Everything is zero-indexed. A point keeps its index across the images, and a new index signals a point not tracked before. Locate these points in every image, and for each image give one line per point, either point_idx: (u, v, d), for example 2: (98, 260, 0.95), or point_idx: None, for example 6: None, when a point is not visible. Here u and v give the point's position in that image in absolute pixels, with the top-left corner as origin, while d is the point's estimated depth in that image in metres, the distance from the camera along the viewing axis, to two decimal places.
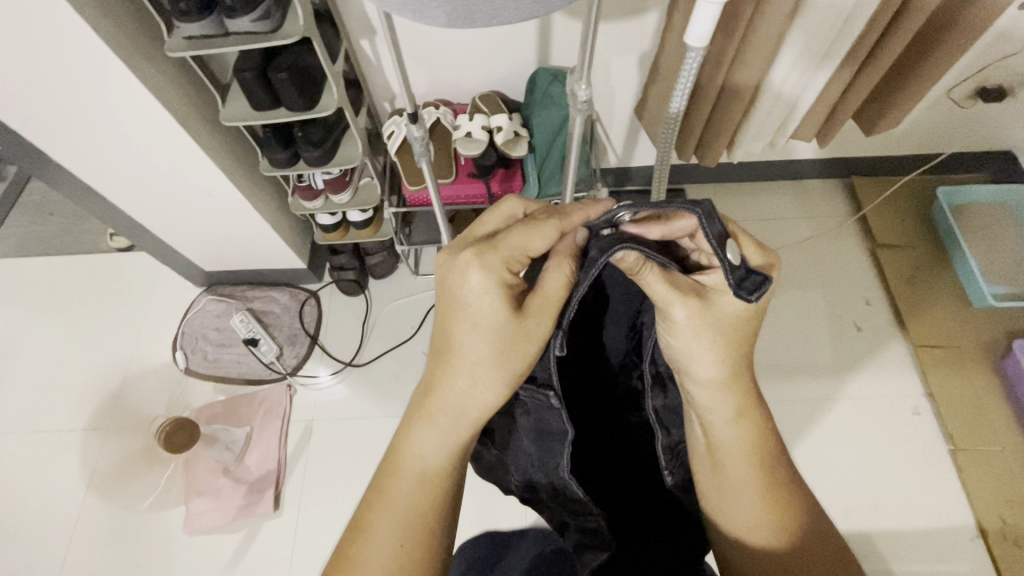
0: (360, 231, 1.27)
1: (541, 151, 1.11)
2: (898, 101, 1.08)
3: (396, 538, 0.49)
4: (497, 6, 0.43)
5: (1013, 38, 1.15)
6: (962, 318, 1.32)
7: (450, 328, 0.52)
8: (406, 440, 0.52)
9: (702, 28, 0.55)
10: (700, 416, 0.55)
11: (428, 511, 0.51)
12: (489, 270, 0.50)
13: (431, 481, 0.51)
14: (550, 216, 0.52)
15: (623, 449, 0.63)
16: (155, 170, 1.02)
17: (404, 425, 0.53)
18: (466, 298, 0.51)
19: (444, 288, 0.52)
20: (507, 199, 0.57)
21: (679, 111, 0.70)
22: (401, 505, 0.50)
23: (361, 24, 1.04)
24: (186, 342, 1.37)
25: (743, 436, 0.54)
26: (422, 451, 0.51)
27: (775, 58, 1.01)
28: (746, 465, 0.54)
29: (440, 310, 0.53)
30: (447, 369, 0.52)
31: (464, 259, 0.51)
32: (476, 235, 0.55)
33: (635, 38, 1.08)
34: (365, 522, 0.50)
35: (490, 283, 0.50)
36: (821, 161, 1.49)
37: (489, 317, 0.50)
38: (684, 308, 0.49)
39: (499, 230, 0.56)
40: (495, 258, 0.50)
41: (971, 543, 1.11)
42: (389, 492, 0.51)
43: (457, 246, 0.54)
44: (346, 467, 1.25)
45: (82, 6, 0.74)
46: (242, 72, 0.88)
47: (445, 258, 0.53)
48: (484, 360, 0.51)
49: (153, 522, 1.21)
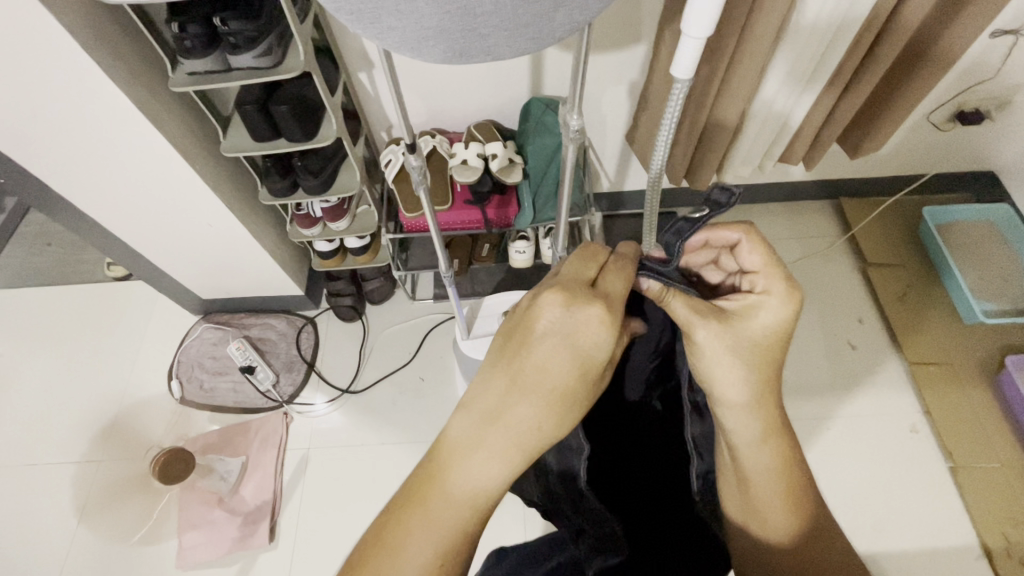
0: (358, 258, 1.29)
1: (535, 178, 1.14)
2: (882, 124, 1.11)
3: (431, 561, 0.43)
4: (492, 43, 0.45)
5: (985, 64, 1.20)
6: (954, 334, 1.34)
7: (547, 366, 0.45)
8: (457, 462, 0.44)
9: (688, 60, 0.56)
10: (728, 436, 0.53)
11: (472, 526, 0.45)
12: (612, 329, 0.47)
13: (481, 507, 0.45)
14: (631, 261, 0.52)
15: (652, 461, 0.64)
16: (156, 200, 1.04)
17: (453, 446, 0.45)
18: (583, 346, 0.46)
19: (550, 329, 0.46)
20: (590, 245, 0.53)
21: (662, 165, 0.65)
22: (443, 521, 0.44)
23: (358, 58, 1.07)
24: (181, 372, 1.37)
25: (773, 456, 0.52)
26: (483, 477, 0.44)
27: (762, 83, 1.04)
28: (772, 486, 0.52)
29: (533, 350, 0.46)
30: (519, 398, 0.45)
31: (592, 309, 0.46)
32: (576, 279, 0.49)
33: (625, 68, 1.12)
34: (388, 533, 0.44)
35: (609, 335, 0.47)
36: (810, 183, 1.53)
37: (592, 362, 0.46)
38: (707, 329, 0.51)
39: (593, 272, 0.50)
40: (616, 310, 0.48)
41: (976, 563, 1.11)
42: (429, 505, 0.44)
43: (568, 289, 0.48)
44: (345, 494, 1.24)
45: (87, 43, 0.76)
46: (244, 104, 0.90)
47: (562, 302, 0.46)
48: (572, 391, 0.46)
49: (146, 555, 1.19)
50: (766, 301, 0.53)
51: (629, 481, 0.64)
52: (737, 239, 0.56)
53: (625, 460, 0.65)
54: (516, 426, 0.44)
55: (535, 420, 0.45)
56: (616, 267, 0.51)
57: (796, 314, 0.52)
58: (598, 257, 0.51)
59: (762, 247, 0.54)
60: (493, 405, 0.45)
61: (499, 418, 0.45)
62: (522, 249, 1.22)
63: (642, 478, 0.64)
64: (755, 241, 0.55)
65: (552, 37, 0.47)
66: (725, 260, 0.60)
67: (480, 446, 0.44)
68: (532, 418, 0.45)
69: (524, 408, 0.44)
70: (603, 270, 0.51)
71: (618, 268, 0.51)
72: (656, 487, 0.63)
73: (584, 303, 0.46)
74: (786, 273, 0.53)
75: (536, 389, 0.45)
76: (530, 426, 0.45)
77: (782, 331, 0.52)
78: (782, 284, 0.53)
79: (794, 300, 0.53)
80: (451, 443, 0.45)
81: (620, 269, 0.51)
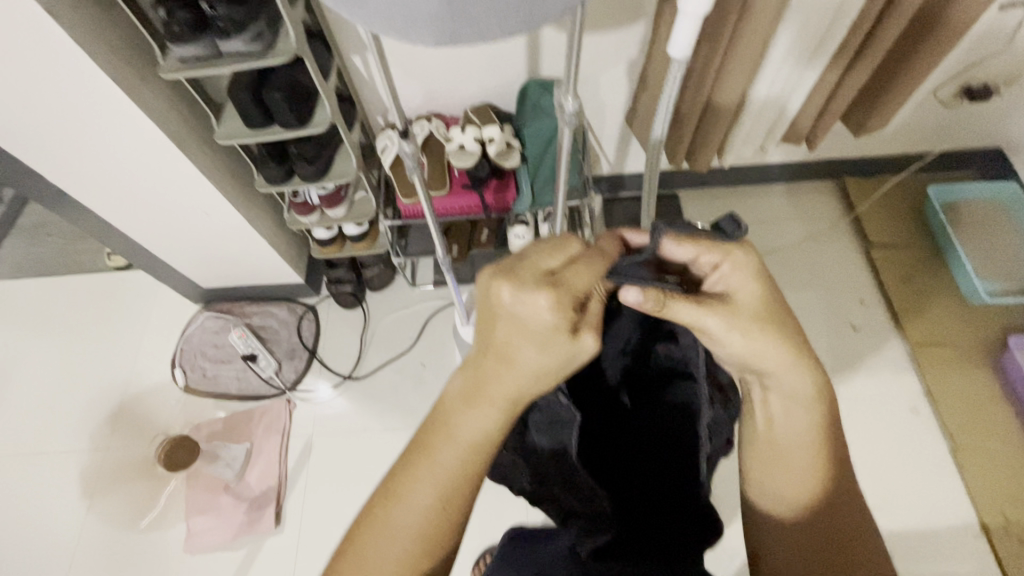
0: (357, 244, 1.27)
1: (534, 162, 1.12)
2: (886, 102, 1.09)
3: (434, 505, 0.46)
4: (482, 24, 0.44)
5: (995, 37, 1.17)
6: (958, 314, 1.33)
7: (512, 344, 0.44)
8: (451, 417, 0.46)
9: (684, 39, 0.56)
10: (775, 398, 0.52)
11: (467, 479, 0.46)
12: (561, 310, 0.44)
13: (479, 454, 0.46)
14: (595, 257, 0.50)
15: (638, 447, 0.62)
16: (152, 189, 1.03)
17: (447, 405, 0.47)
18: (534, 329, 0.44)
19: (505, 313, 0.44)
20: (570, 235, 0.49)
21: (663, 135, 0.68)
22: (441, 476, 0.46)
23: (352, 41, 1.05)
24: (185, 360, 1.37)
25: (811, 423, 0.51)
26: (475, 431, 0.46)
27: (764, 61, 1.02)
28: (810, 453, 0.51)
29: (496, 330, 0.45)
30: (495, 370, 0.45)
31: (539, 296, 0.44)
32: (536, 268, 0.46)
33: (624, 47, 1.10)
34: (391, 485, 0.47)
35: (563, 321, 0.44)
36: (814, 163, 1.50)
37: (555, 343, 0.44)
38: (716, 318, 0.50)
39: (560, 264, 0.47)
40: (567, 300, 0.45)
41: (976, 542, 1.11)
42: (431, 457, 0.46)
43: (523, 276, 0.45)
44: (347, 479, 1.25)
45: (74, 29, 0.75)
46: (237, 92, 0.89)
47: (511, 290, 0.44)
48: (540, 367, 0.45)
49: (154, 541, 1.21)
50: (731, 272, 0.51)
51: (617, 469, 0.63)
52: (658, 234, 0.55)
53: (609, 453, 0.63)
54: (495, 390, 0.45)
55: (510, 390, 0.45)
56: (584, 260, 0.48)
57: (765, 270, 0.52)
58: (568, 248, 0.48)
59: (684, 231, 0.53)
60: (474, 373, 0.46)
61: (477, 383, 0.46)
62: (521, 235, 1.21)
63: (627, 467, 0.63)
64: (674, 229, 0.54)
65: (542, 17, 0.46)
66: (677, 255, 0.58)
67: (468, 403, 0.45)
68: (507, 385, 0.45)
69: (499, 376, 0.45)
70: (571, 262, 0.48)
71: (585, 262, 0.48)
72: (644, 473, 0.62)
73: (534, 287, 0.44)
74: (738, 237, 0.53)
75: (506, 360, 0.45)
76: (510, 389, 0.45)
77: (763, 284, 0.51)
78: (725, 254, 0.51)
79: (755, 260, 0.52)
80: (443, 403, 0.47)
81: (586, 264, 0.48)
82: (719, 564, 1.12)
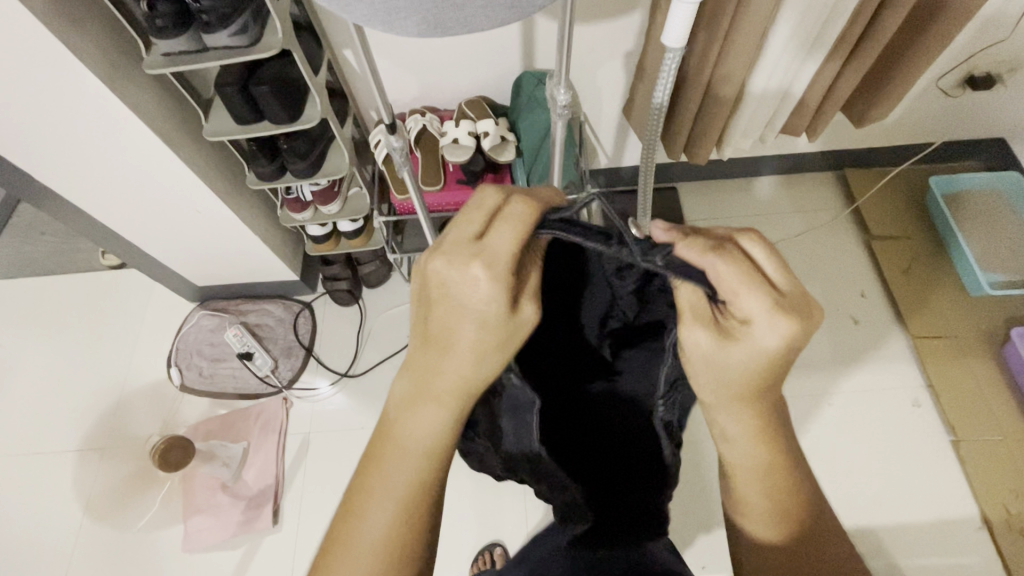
0: (352, 241, 1.26)
1: (529, 155, 1.11)
2: (888, 91, 1.08)
3: (396, 515, 0.48)
4: (468, 13, 0.43)
5: (999, 25, 1.15)
6: (960, 306, 1.31)
7: (450, 327, 0.46)
8: (400, 420, 0.48)
9: (677, 27, 0.54)
10: (726, 443, 0.54)
11: (423, 488, 0.48)
12: (498, 281, 0.43)
13: (434, 452, 0.48)
14: (521, 199, 0.45)
15: (605, 414, 0.66)
16: (142, 187, 1.01)
17: (396, 407, 0.48)
18: (471, 306, 0.44)
19: (442, 291, 0.45)
20: (486, 187, 0.46)
21: (663, 104, 0.69)
22: (397, 490, 0.48)
23: (343, 34, 1.03)
24: (181, 359, 1.36)
25: (761, 461, 0.53)
26: (424, 430, 0.47)
27: (762, 50, 0.99)
28: (758, 486, 0.53)
29: (435, 312, 0.46)
30: (440, 358, 0.47)
31: (471, 271, 0.43)
32: (465, 237, 0.44)
33: (620, 39, 1.08)
34: (354, 503, 0.49)
35: (500, 296, 0.44)
36: (815, 154, 1.48)
37: (494, 321, 0.45)
38: (695, 330, 0.49)
39: (487, 227, 0.45)
40: (502, 269, 0.43)
41: (977, 536, 1.10)
42: (383, 470, 0.48)
43: (451, 249, 0.44)
44: (345, 479, 1.24)
45: (56, 25, 0.73)
46: (224, 86, 0.88)
47: (443, 262, 0.44)
48: (484, 345, 0.46)
49: (150, 541, 1.20)
50: (752, 328, 0.46)
51: (582, 436, 0.67)
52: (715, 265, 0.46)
53: (576, 419, 0.66)
54: (439, 384, 0.47)
55: (456, 375, 0.47)
56: (506, 215, 0.44)
57: (784, 348, 0.46)
58: (488, 206, 0.45)
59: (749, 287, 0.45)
60: (418, 366, 0.48)
61: (423, 377, 0.47)
62: None
63: (591, 433, 0.66)
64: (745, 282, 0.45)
65: (531, 5, 0.45)
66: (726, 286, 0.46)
67: (413, 403, 0.47)
68: (454, 370, 0.46)
69: (446, 362, 0.46)
70: (496, 219, 0.45)
71: (512, 213, 0.44)
72: (607, 433, 0.66)
73: (462, 262, 0.43)
74: (772, 302, 0.45)
75: (446, 344, 0.46)
76: (455, 376, 0.47)
77: (775, 357, 0.47)
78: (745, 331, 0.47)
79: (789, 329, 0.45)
80: (393, 405, 0.49)
81: (512, 215, 0.44)
82: (720, 559, 1.11)
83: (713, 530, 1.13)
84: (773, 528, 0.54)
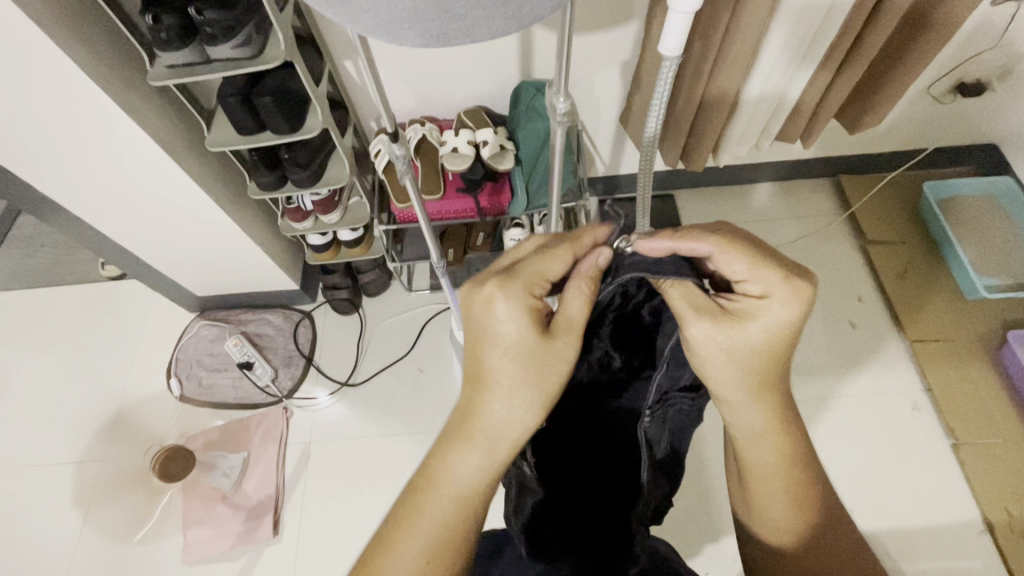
0: (352, 250, 1.27)
1: (528, 165, 1.13)
2: (880, 99, 1.09)
3: (425, 553, 0.52)
4: (470, 24, 0.43)
5: (988, 32, 1.17)
6: (956, 309, 1.33)
7: (483, 358, 0.52)
8: (444, 464, 0.53)
9: (674, 37, 0.55)
10: (739, 441, 0.58)
11: (457, 530, 0.53)
12: (513, 298, 0.51)
13: (470, 497, 0.53)
14: (563, 242, 0.55)
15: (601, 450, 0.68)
16: (145, 198, 1.02)
17: (440, 445, 0.54)
18: (498, 333, 0.51)
19: (471, 321, 0.53)
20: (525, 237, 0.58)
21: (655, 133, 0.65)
22: (429, 531, 0.52)
23: (343, 46, 1.05)
24: (180, 370, 1.36)
25: (775, 455, 0.57)
26: (464, 472, 0.53)
27: (756, 61, 1.01)
28: (776, 479, 0.57)
29: (470, 339, 0.54)
30: (484, 396, 0.52)
31: (491, 295, 0.51)
32: (494, 265, 0.55)
33: (616, 49, 1.09)
34: (387, 543, 0.53)
35: (525, 325, 0.51)
36: (811, 160, 1.50)
37: (524, 346, 0.51)
38: (701, 328, 0.52)
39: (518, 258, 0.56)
40: (523, 286, 0.52)
41: (979, 539, 1.11)
42: (425, 509, 0.53)
43: (477, 278, 0.54)
44: (347, 487, 1.24)
45: (62, 39, 0.74)
46: (226, 97, 0.89)
47: (468, 293, 0.53)
48: (523, 382, 0.52)
49: (150, 553, 1.20)
50: (770, 305, 0.51)
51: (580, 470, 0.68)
52: (708, 250, 0.52)
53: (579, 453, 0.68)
54: (484, 421, 0.53)
55: (489, 420, 0.52)
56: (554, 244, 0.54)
57: (802, 313, 0.51)
58: (523, 249, 0.56)
59: (743, 255, 0.51)
60: (462, 406, 0.54)
61: (469, 413, 0.53)
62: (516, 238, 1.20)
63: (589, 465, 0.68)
64: (737, 252, 0.51)
65: (530, 16, 0.46)
66: (723, 263, 0.51)
67: (459, 447, 0.53)
68: (497, 414, 0.52)
69: (494, 409, 0.52)
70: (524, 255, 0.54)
71: (544, 250, 0.54)
72: (603, 470, 0.68)
73: (483, 286, 0.52)
74: (783, 271, 0.50)
75: (487, 380, 0.52)
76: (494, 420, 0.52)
77: (784, 331, 0.52)
78: (767, 300, 0.51)
79: (804, 295, 0.51)
80: (439, 445, 0.54)
81: (538, 250, 0.54)
82: (722, 565, 1.11)
83: (716, 537, 1.13)
84: (790, 521, 0.58)
